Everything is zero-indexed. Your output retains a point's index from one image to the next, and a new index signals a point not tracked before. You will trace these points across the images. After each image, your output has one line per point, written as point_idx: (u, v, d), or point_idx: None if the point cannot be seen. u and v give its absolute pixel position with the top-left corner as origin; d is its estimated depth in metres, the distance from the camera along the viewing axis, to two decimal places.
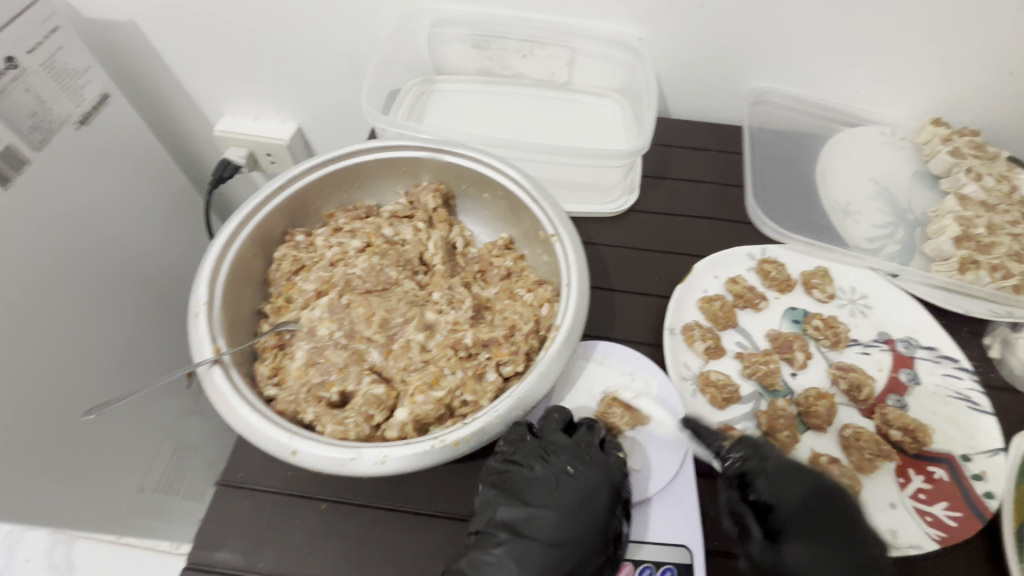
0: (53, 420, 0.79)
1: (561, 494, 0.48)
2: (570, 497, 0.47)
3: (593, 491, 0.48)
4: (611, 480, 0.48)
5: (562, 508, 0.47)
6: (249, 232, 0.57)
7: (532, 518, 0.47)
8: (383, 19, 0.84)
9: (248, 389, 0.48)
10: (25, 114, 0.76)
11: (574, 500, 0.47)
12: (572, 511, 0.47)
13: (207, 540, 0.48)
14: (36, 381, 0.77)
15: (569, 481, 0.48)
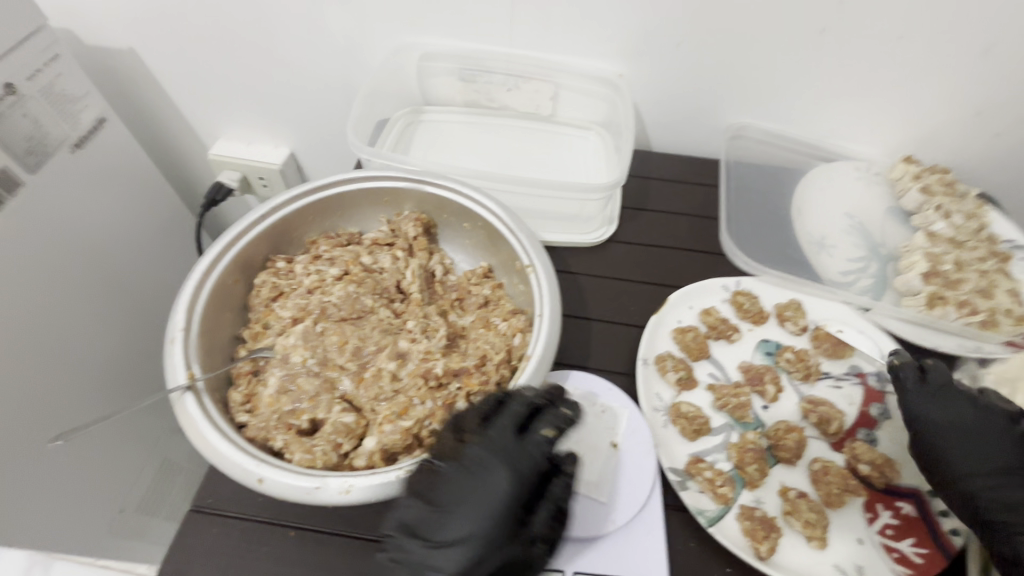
0: (33, 441, 0.79)
1: (464, 490, 0.45)
2: (477, 494, 0.45)
3: (500, 484, 0.45)
4: (515, 472, 0.46)
5: (469, 506, 0.44)
6: (231, 258, 0.59)
7: (438, 521, 0.44)
8: (374, 52, 0.87)
9: (220, 416, 0.48)
10: (22, 139, 0.79)
11: (480, 496, 0.45)
12: (477, 509, 0.44)
13: (175, 568, 0.48)
14: (19, 399, 0.77)
15: (477, 477, 0.45)
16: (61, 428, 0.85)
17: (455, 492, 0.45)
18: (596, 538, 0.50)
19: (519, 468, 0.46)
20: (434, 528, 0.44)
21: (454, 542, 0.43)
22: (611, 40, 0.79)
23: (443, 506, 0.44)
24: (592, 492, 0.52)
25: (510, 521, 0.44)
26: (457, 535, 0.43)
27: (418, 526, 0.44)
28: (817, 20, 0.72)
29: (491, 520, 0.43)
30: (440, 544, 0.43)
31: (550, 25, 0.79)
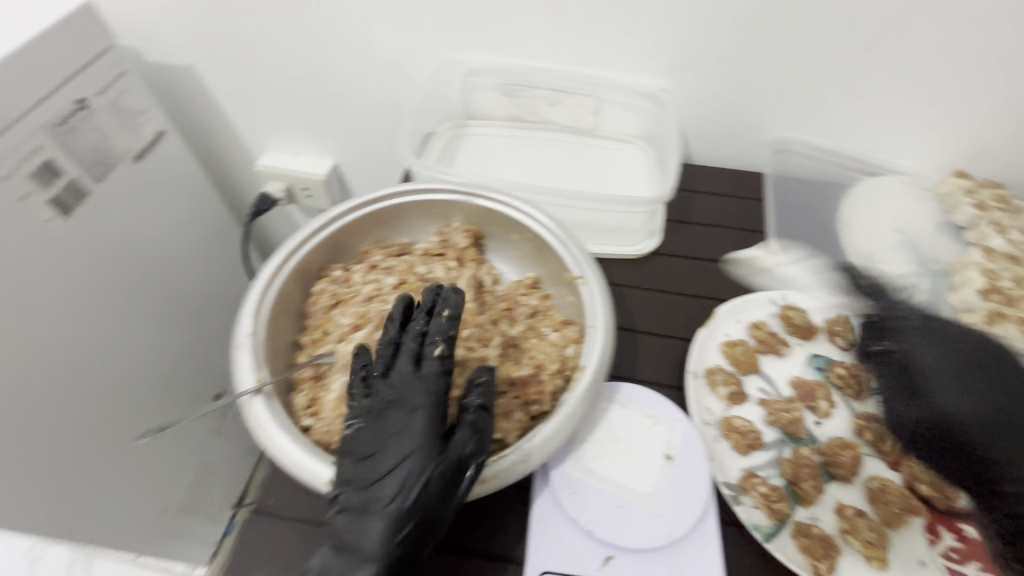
0: (81, 439, 0.82)
1: (388, 430, 0.47)
2: (397, 426, 0.47)
3: (418, 410, 0.47)
4: (426, 398, 0.48)
5: (393, 439, 0.46)
6: (293, 266, 0.61)
7: (372, 463, 0.45)
8: (422, 68, 0.89)
9: (287, 419, 0.50)
10: (90, 151, 0.83)
11: (398, 426, 0.47)
12: (402, 438, 0.46)
13: (240, 567, 0.50)
14: (97, 404, 0.85)
15: (390, 415, 0.47)
16: (128, 430, 0.92)
17: (376, 436, 0.47)
18: (652, 551, 0.49)
19: (429, 394, 0.48)
20: (366, 463, 0.45)
21: (388, 473, 0.45)
22: (656, 55, 0.80)
23: (372, 443, 0.46)
24: (646, 505, 0.51)
25: (433, 441, 0.46)
26: (387, 463, 0.45)
27: (357, 466, 0.46)
28: (864, 36, 0.72)
29: (413, 444, 0.46)
30: (373, 479, 0.45)
31: (595, 41, 0.81)
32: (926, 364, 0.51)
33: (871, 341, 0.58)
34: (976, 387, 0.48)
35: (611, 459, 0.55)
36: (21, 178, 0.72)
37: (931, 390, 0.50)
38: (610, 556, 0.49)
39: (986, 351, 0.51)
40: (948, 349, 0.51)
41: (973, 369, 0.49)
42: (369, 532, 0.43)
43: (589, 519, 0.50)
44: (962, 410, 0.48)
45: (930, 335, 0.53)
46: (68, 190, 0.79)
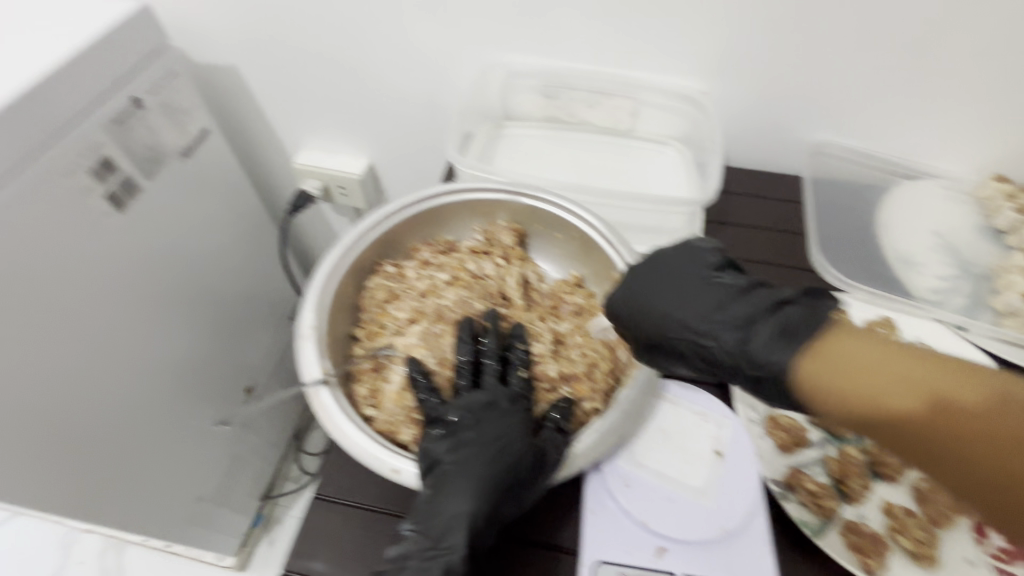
0: (123, 427, 0.85)
1: (483, 419, 0.53)
2: (489, 412, 0.54)
3: (510, 407, 0.54)
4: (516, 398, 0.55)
5: (486, 422, 0.53)
6: (348, 263, 0.64)
7: (471, 444, 0.51)
8: (463, 69, 0.91)
9: (351, 409, 0.53)
10: (143, 148, 0.85)
11: (490, 413, 0.54)
12: (499, 426, 0.53)
13: (303, 550, 0.52)
14: (143, 395, 0.88)
15: (486, 408, 0.54)
16: (167, 420, 0.94)
17: (474, 422, 0.53)
18: (705, 543, 0.52)
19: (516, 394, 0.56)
20: (460, 438, 0.52)
21: (482, 449, 0.51)
22: (698, 59, 0.81)
23: (466, 422, 0.53)
24: (698, 498, 0.54)
25: (523, 430, 0.53)
26: (479, 441, 0.52)
27: (449, 440, 0.52)
28: (910, 39, 0.72)
29: (512, 432, 0.52)
30: (466, 451, 0.51)
31: (638, 44, 0.82)
32: (670, 324, 0.51)
33: (638, 314, 0.53)
34: (728, 308, 0.49)
35: (663, 455, 0.57)
36: (82, 174, 0.74)
37: (703, 337, 0.49)
38: (665, 548, 0.52)
39: (694, 281, 0.52)
40: (667, 298, 0.52)
41: (707, 301, 0.50)
42: (462, 494, 0.48)
43: (643, 511, 0.53)
44: (763, 338, 0.46)
45: (642, 280, 0.54)
46: (123, 186, 0.82)
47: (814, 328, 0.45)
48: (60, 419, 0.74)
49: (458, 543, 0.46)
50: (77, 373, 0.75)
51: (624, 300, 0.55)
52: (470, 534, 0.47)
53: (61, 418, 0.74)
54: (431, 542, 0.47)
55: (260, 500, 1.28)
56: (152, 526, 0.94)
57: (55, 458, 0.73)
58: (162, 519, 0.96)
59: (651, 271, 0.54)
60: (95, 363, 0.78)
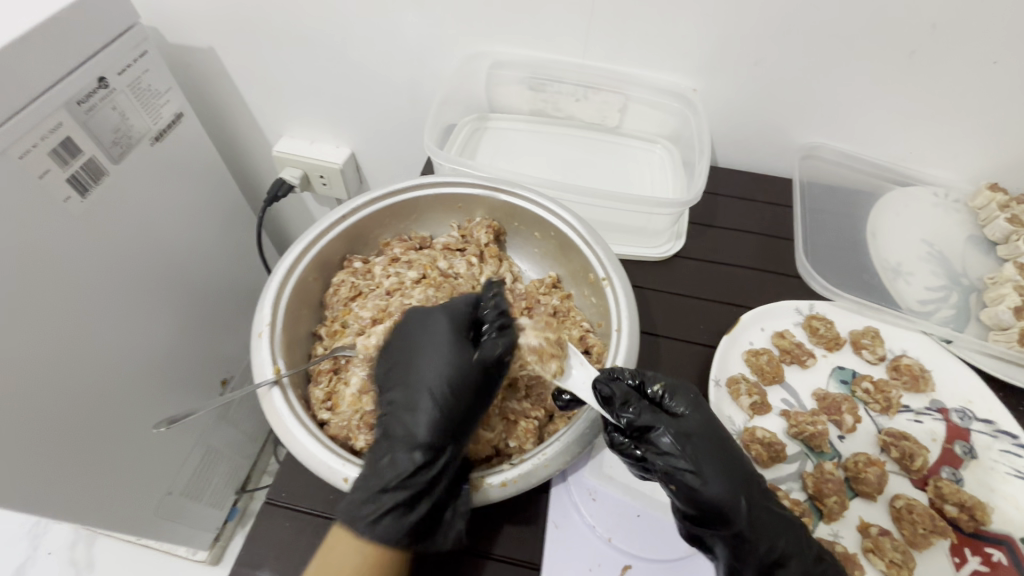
0: (88, 419, 0.79)
1: (422, 340, 0.54)
2: (435, 338, 0.53)
3: (444, 326, 0.54)
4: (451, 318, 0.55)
5: (424, 350, 0.53)
6: (311, 258, 0.62)
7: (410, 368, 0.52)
8: (446, 58, 0.88)
9: (303, 412, 0.52)
10: (109, 131, 0.79)
11: (430, 337, 0.53)
12: (434, 350, 0.52)
13: (251, 559, 0.50)
14: (114, 389, 0.83)
15: (423, 331, 0.54)
16: (139, 414, 0.90)
17: (416, 344, 0.53)
18: (672, 561, 0.50)
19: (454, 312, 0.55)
20: (410, 371, 0.52)
21: (427, 380, 0.51)
22: (688, 55, 0.78)
23: (411, 355, 0.53)
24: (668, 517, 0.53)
25: (459, 348, 0.52)
26: (421, 372, 0.52)
27: (401, 375, 0.53)
28: (908, 42, 0.69)
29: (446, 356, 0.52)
30: (411, 383, 0.51)
31: (627, 38, 0.78)
32: (719, 483, 0.47)
33: (689, 445, 0.48)
34: (773, 512, 0.48)
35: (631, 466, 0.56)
36: (40, 156, 0.69)
37: (745, 519, 0.47)
38: (628, 565, 0.50)
39: (749, 468, 0.50)
40: (728, 456, 0.49)
41: (757, 496, 0.48)
42: (415, 423, 0.50)
43: (607, 527, 0.52)
44: (803, 558, 0.48)
45: (701, 423, 0.50)
46: (86, 169, 0.76)
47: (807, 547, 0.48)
48: (29, 415, 0.69)
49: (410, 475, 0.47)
50: (44, 365, 0.71)
51: (677, 420, 0.50)
52: (418, 466, 0.48)
53: (31, 416, 0.70)
54: (381, 474, 0.47)
55: (235, 494, 1.24)
56: (120, 521, 0.91)
57: (26, 455, 0.70)
58: (130, 515, 0.93)
59: (714, 426, 0.50)
60: (64, 353, 0.74)
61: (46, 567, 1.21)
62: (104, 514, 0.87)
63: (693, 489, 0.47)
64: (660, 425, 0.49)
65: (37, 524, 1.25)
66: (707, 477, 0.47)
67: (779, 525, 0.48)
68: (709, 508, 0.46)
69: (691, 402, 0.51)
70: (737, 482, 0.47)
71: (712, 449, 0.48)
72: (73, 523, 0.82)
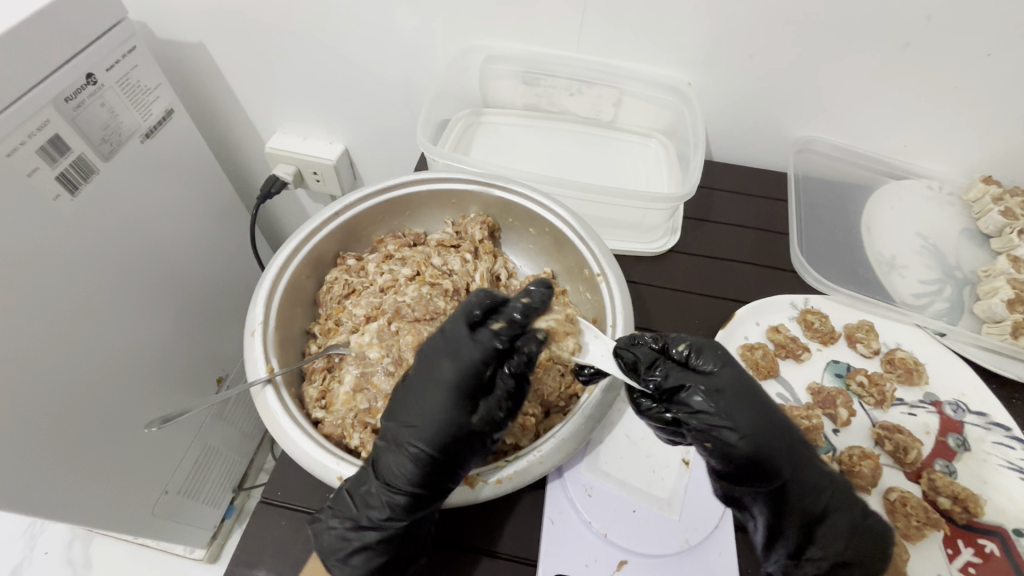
0: (83, 419, 0.79)
1: (422, 377, 0.48)
2: (437, 388, 0.47)
3: (444, 371, 0.47)
4: (456, 358, 0.48)
5: (421, 399, 0.47)
6: (304, 256, 0.61)
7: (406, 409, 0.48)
8: (439, 53, 0.87)
9: (297, 410, 0.51)
10: (98, 127, 0.78)
11: (433, 383, 0.47)
12: (431, 395, 0.47)
13: (247, 558, 0.50)
14: (108, 388, 0.83)
15: (427, 364, 0.48)
16: (134, 415, 0.89)
17: (416, 381, 0.48)
18: (669, 556, 0.51)
19: (465, 360, 0.47)
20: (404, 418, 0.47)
21: (411, 427, 0.47)
22: (684, 49, 0.78)
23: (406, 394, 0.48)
24: (664, 510, 0.53)
25: (467, 406, 0.47)
26: (410, 420, 0.47)
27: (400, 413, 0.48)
28: (903, 34, 0.69)
29: (438, 410, 0.46)
30: (401, 431, 0.47)
31: (620, 33, 0.78)
32: (751, 438, 0.47)
33: (721, 402, 0.48)
34: (810, 463, 0.48)
35: (627, 461, 0.56)
36: (28, 154, 0.68)
37: (783, 470, 0.47)
38: (624, 560, 0.50)
39: (783, 417, 0.49)
40: (762, 410, 0.48)
41: (794, 446, 0.48)
42: (394, 472, 0.46)
43: (603, 523, 0.52)
44: (850, 513, 0.48)
45: (732, 376, 0.49)
46: (75, 167, 0.75)
47: (846, 499, 0.48)
48: (22, 415, 0.69)
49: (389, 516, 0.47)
50: (37, 365, 0.70)
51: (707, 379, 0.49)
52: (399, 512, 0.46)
53: (25, 416, 0.69)
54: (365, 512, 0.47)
55: (233, 491, 1.24)
56: (116, 521, 0.91)
57: (21, 456, 0.69)
58: (126, 515, 0.92)
59: (746, 375, 0.50)
60: (58, 352, 0.73)
61: (43, 566, 1.20)
62: (100, 513, 0.87)
63: (727, 445, 0.47)
64: (689, 389, 0.49)
65: (33, 524, 1.25)
66: (743, 431, 0.47)
67: (815, 476, 0.48)
68: (746, 466, 0.47)
69: (715, 356, 0.50)
70: (773, 434, 0.47)
71: (743, 402, 0.48)
72: (68, 523, 0.82)
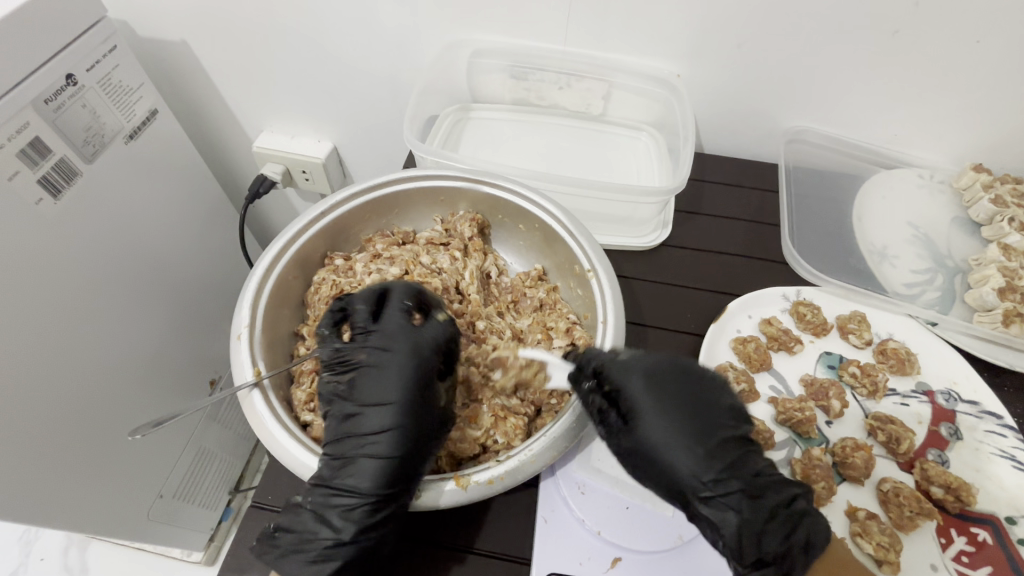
0: (74, 425, 0.78)
1: (379, 377, 0.50)
2: (394, 383, 0.50)
3: (402, 364, 0.50)
4: (415, 347, 0.51)
5: (386, 391, 0.49)
6: (291, 256, 0.61)
7: (368, 407, 0.49)
8: (425, 48, 0.86)
9: (285, 414, 0.51)
10: (80, 129, 0.77)
11: (389, 378, 0.50)
12: (392, 384, 0.50)
13: (237, 563, 0.50)
14: (99, 392, 0.82)
15: (383, 359, 0.51)
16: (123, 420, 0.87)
17: (371, 380, 0.50)
18: (663, 552, 0.51)
19: (421, 350, 0.51)
20: (358, 420, 0.49)
21: (375, 419, 0.48)
22: (672, 41, 0.77)
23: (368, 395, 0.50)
24: (657, 507, 0.53)
25: (427, 389, 0.50)
26: (383, 417, 0.48)
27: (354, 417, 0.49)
28: (892, 22, 0.68)
29: (395, 396, 0.49)
30: (371, 428, 0.48)
31: (608, 25, 0.77)
32: (668, 464, 0.47)
33: (642, 432, 0.49)
34: (735, 494, 0.46)
35: None
36: (8, 157, 0.66)
37: (694, 495, 0.47)
38: (619, 558, 0.50)
39: (719, 446, 0.48)
40: (686, 440, 0.48)
41: (721, 474, 0.47)
42: (362, 475, 0.47)
43: (596, 520, 0.52)
44: (762, 546, 0.46)
45: (658, 391, 0.50)
46: (57, 169, 0.73)
47: (770, 527, 0.46)
48: (10, 422, 0.68)
49: (354, 516, 0.46)
50: (25, 372, 0.69)
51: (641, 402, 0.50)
52: (372, 514, 0.46)
53: (12, 424, 0.68)
54: (327, 512, 0.47)
55: (229, 493, 1.22)
56: (109, 528, 0.90)
57: (14, 464, 0.68)
58: (120, 520, 0.91)
59: (680, 383, 0.50)
60: (49, 358, 0.73)
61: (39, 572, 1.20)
62: (95, 518, 0.86)
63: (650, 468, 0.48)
64: (618, 424, 0.50)
65: (28, 530, 1.24)
66: (660, 457, 0.48)
67: (739, 504, 0.46)
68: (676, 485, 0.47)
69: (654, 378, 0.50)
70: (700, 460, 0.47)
71: (671, 429, 0.48)
72: (60, 530, 0.81)
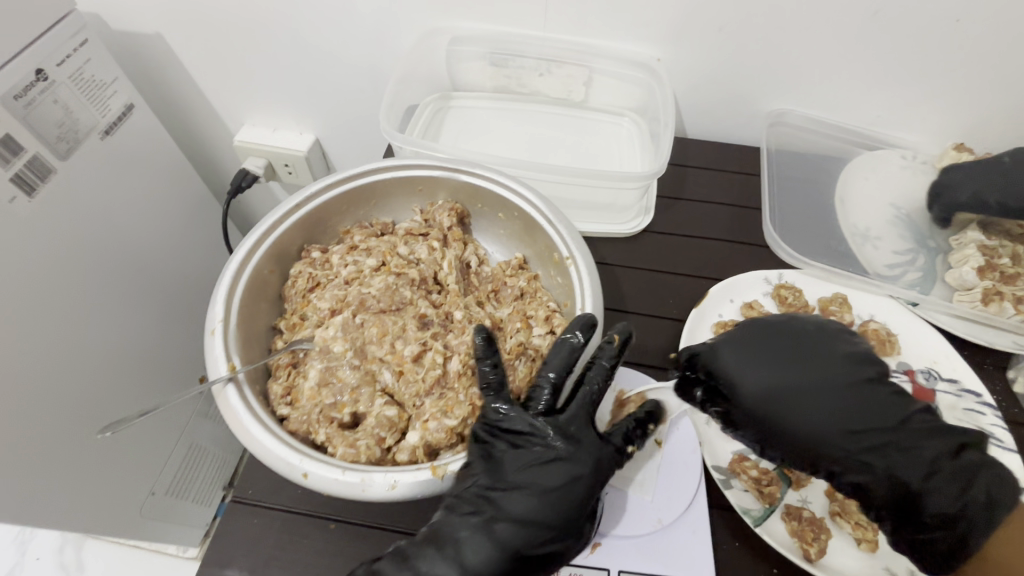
0: (60, 427, 0.77)
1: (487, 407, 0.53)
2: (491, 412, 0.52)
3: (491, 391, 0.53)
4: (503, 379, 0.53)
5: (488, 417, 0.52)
6: (266, 250, 0.60)
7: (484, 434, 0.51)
8: (404, 35, 0.85)
9: (260, 408, 0.51)
10: (52, 125, 0.75)
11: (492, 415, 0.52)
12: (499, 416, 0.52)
13: (217, 558, 0.50)
14: (84, 388, 0.80)
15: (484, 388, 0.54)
16: (108, 418, 0.86)
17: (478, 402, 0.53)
18: (640, 536, 0.52)
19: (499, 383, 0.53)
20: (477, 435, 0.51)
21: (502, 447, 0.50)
22: (653, 24, 0.76)
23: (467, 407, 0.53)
24: (635, 491, 0.54)
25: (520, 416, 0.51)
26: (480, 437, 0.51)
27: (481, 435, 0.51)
28: (871, 1, 0.68)
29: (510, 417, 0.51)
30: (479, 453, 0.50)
31: (587, 9, 0.76)
32: (821, 437, 0.50)
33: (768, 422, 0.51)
34: (900, 449, 0.49)
35: None
36: None
37: (863, 460, 0.50)
38: (598, 543, 0.52)
39: (849, 407, 0.51)
40: (817, 413, 0.51)
41: (873, 433, 0.50)
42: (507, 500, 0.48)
43: None
44: (947, 497, 0.48)
45: (751, 351, 0.54)
46: (30, 167, 0.72)
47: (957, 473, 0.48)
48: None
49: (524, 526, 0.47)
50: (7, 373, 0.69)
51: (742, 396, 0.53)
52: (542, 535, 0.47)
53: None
54: (474, 528, 0.47)
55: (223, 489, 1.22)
56: (101, 527, 0.89)
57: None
58: (112, 520, 0.91)
59: (771, 360, 0.54)
60: (30, 358, 0.72)
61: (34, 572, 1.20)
62: (87, 518, 0.86)
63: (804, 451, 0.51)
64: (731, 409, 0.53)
65: (23, 531, 1.24)
66: (822, 432, 0.50)
67: (900, 458, 0.49)
68: (802, 439, 0.51)
69: (752, 359, 0.54)
70: (852, 424, 0.50)
71: (802, 402, 0.51)
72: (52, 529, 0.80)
